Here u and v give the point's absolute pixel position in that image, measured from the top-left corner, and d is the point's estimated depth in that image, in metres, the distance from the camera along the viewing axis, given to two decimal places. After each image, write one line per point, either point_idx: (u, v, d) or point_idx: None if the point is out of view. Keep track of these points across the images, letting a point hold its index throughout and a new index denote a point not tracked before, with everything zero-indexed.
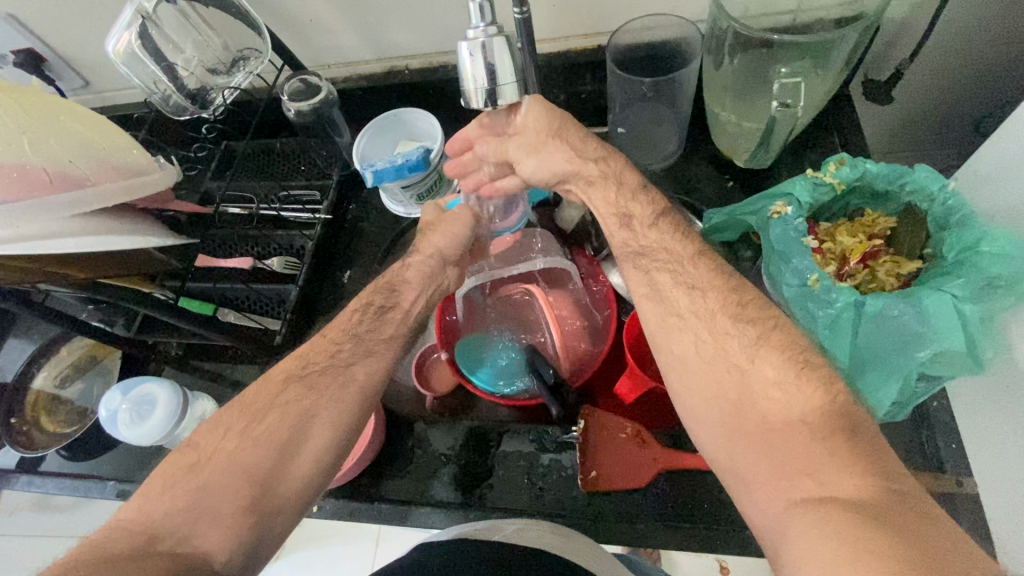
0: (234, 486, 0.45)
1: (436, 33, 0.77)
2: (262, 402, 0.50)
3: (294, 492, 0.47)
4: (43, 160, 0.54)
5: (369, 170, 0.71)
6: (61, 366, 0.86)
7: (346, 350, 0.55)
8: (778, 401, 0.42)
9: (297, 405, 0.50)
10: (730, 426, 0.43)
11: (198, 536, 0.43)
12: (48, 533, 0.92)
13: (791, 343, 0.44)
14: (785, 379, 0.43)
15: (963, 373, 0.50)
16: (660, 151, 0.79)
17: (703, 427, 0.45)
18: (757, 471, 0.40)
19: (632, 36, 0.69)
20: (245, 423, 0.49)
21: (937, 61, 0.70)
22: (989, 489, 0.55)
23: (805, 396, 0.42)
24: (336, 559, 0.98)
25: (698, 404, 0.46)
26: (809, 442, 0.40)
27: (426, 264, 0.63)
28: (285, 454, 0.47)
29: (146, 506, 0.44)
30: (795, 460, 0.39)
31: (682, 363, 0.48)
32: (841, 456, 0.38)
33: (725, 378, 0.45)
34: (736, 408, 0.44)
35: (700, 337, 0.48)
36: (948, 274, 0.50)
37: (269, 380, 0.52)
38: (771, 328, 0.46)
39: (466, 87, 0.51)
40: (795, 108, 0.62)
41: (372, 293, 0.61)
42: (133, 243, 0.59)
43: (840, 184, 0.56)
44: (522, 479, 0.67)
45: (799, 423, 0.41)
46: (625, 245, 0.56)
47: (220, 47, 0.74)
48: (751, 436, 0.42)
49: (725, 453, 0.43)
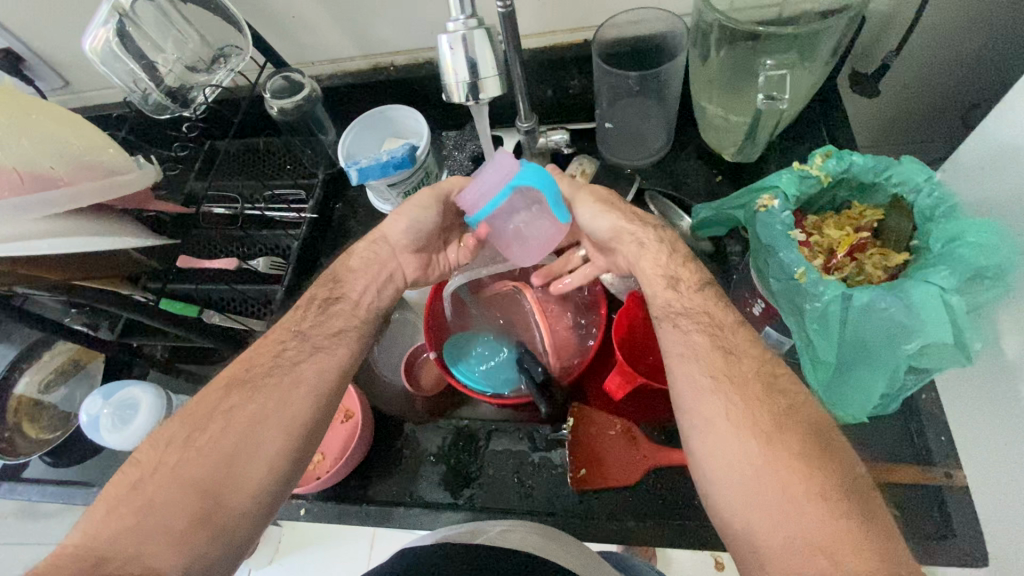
0: (183, 498, 0.44)
1: (420, 29, 0.76)
2: (204, 412, 0.49)
3: (245, 503, 0.46)
4: (11, 159, 0.53)
5: (352, 168, 0.70)
6: (44, 371, 0.85)
7: (290, 348, 0.54)
8: (803, 475, 0.42)
9: (245, 412, 0.49)
10: (747, 490, 0.42)
11: (151, 556, 0.42)
12: (32, 540, 0.90)
13: (813, 423, 0.45)
14: (807, 454, 0.43)
15: (951, 364, 0.50)
16: (647, 147, 0.78)
17: (716, 482, 0.44)
18: (775, 546, 0.40)
19: (618, 30, 0.69)
20: (186, 435, 0.48)
21: (924, 53, 0.70)
22: (978, 480, 0.55)
23: (827, 474, 0.42)
24: (327, 562, 0.97)
25: (716, 461, 0.44)
26: (829, 520, 0.40)
27: (369, 250, 0.62)
28: (231, 466, 0.47)
29: (90, 529, 0.44)
30: (816, 537, 0.39)
31: (708, 428, 0.46)
32: (858, 539, 0.39)
33: (746, 444, 0.44)
34: (759, 474, 0.42)
35: (719, 398, 0.46)
36: (933, 265, 0.50)
37: (208, 392, 0.51)
38: (800, 403, 0.46)
39: (446, 82, 0.50)
40: (781, 101, 0.62)
41: (316, 288, 0.60)
42: (109, 245, 0.57)
43: (827, 177, 0.56)
44: (511, 480, 0.66)
45: (816, 499, 0.40)
46: (666, 307, 0.53)
47: (200, 44, 0.73)
48: (767, 504, 0.41)
49: (744, 522, 0.42)
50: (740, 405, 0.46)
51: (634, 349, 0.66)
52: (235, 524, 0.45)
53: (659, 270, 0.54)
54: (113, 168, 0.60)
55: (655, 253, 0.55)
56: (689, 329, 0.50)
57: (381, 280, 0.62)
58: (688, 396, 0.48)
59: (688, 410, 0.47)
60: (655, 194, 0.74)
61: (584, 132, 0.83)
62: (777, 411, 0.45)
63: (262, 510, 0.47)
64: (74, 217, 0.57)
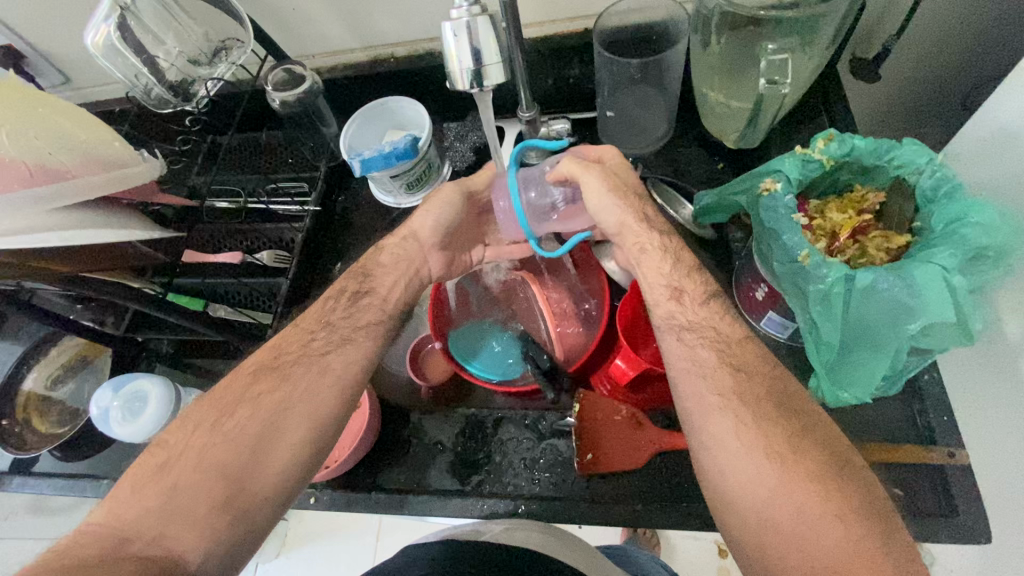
0: (206, 483, 0.45)
1: (420, 19, 0.76)
2: (234, 396, 0.51)
3: (268, 488, 0.47)
4: (21, 152, 0.53)
5: (356, 160, 0.70)
6: (52, 367, 0.86)
7: (320, 338, 0.55)
8: (814, 495, 0.42)
9: (268, 399, 0.50)
10: (761, 511, 0.43)
11: (171, 537, 0.43)
12: (42, 535, 0.91)
13: (832, 440, 0.45)
14: (822, 473, 0.43)
15: (952, 344, 0.50)
16: (650, 134, 0.79)
17: (734, 470, 0.45)
18: (790, 567, 0.41)
19: (619, 18, 0.69)
20: (215, 417, 0.49)
21: (922, 37, 0.70)
22: (984, 459, 0.56)
23: (838, 494, 0.42)
24: (335, 554, 0.98)
25: (734, 471, 0.45)
26: (844, 541, 0.40)
27: (401, 246, 0.63)
28: (257, 451, 0.48)
29: (115, 511, 0.44)
30: (831, 561, 0.39)
31: (719, 445, 0.46)
32: (875, 565, 0.39)
33: (759, 465, 0.44)
34: (773, 497, 0.42)
35: (704, 408, 0.48)
36: (936, 245, 0.49)
37: (239, 376, 0.53)
38: (816, 422, 0.46)
39: (450, 69, 0.51)
40: (783, 86, 0.61)
41: (345, 280, 0.61)
42: (117, 235, 0.58)
43: (829, 161, 0.56)
44: (521, 467, 0.67)
45: (834, 520, 0.41)
46: (670, 317, 0.53)
47: (200, 36, 0.73)
48: (781, 524, 0.42)
49: (759, 543, 0.42)
50: (744, 413, 0.46)
51: (638, 336, 0.67)
52: (257, 507, 0.46)
53: (663, 279, 0.55)
54: (121, 162, 0.61)
55: (659, 267, 0.56)
56: (712, 321, 0.52)
57: (407, 277, 0.63)
58: (700, 413, 0.48)
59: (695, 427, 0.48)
60: (657, 181, 0.74)
61: (585, 121, 0.83)
62: (780, 413, 0.46)
63: (277, 491, 0.48)
64: (81, 210, 0.58)
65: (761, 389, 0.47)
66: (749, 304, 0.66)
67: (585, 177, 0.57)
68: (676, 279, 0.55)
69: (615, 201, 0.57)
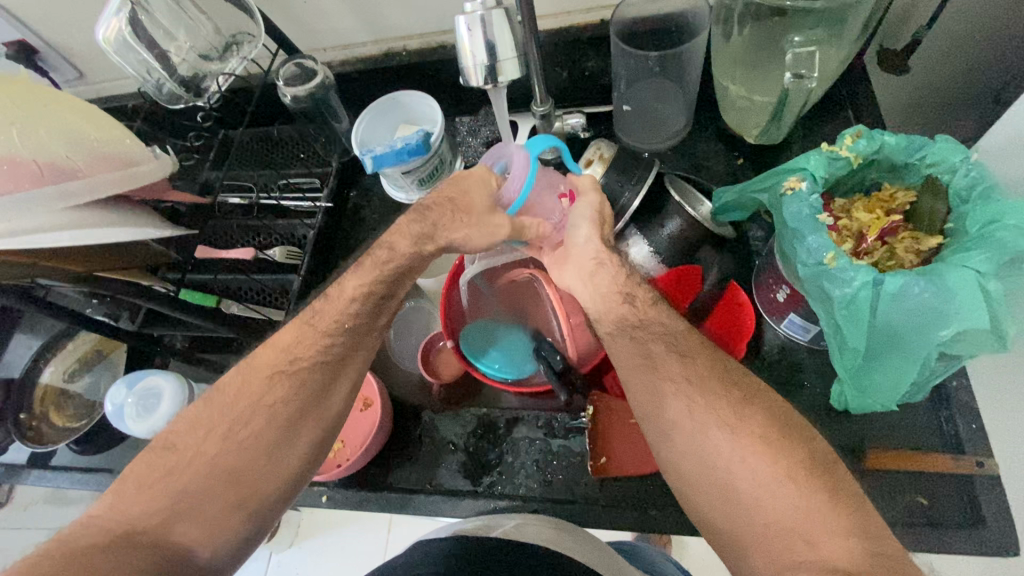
0: (216, 485, 0.46)
1: (433, 13, 0.74)
2: (236, 403, 0.49)
3: (275, 485, 0.48)
4: (33, 152, 0.53)
5: (367, 156, 0.68)
6: (68, 361, 0.86)
7: None
8: (754, 461, 0.42)
9: (271, 404, 0.49)
10: (723, 481, 0.43)
11: (177, 532, 0.44)
12: (58, 524, 0.93)
13: (778, 413, 0.45)
14: (769, 435, 0.43)
15: (983, 350, 0.49)
16: (664, 130, 0.76)
17: (694, 446, 0.45)
18: (756, 532, 0.41)
19: (637, 9, 0.67)
20: (223, 425, 0.48)
21: (952, 31, 0.68)
22: (1010, 467, 0.54)
23: (787, 454, 0.42)
24: (347, 548, 0.98)
25: (704, 447, 0.44)
26: (798, 496, 0.40)
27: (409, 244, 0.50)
28: (268, 453, 0.48)
29: (125, 508, 0.45)
30: (786, 517, 0.40)
31: (672, 433, 0.46)
32: (831, 517, 0.39)
33: (711, 436, 0.44)
34: (730, 465, 0.43)
35: (720, 416, 0.45)
36: (969, 248, 0.47)
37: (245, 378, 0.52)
38: (752, 393, 0.46)
39: (464, 64, 0.50)
40: (809, 81, 0.59)
41: None
42: (131, 235, 0.57)
43: (856, 158, 0.54)
44: (534, 469, 0.66)
45: (784, 478, 0.41)
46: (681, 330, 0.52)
47: (211, 30, 0.72)
48: (742, 496, 0.42)
49: (726, 518, 0.43)
50: (731, 399, 0.45)
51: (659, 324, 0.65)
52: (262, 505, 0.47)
53: (615, 286, 0.52)
54: (132, 159, 0.61)
55: None
56: None
57: None
58: None
59: (683, 423, 0.46)
60: (673, 177, 0.65)
61: (602, 115, 0.81)
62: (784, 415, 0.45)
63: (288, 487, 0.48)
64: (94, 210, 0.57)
65: (785, 403, 0.46)
66: (770, 305, 0.64)
67: (583, 194, 0.53)
68: (627, 286, 0.52)
69: (594, 215, 0.53)
